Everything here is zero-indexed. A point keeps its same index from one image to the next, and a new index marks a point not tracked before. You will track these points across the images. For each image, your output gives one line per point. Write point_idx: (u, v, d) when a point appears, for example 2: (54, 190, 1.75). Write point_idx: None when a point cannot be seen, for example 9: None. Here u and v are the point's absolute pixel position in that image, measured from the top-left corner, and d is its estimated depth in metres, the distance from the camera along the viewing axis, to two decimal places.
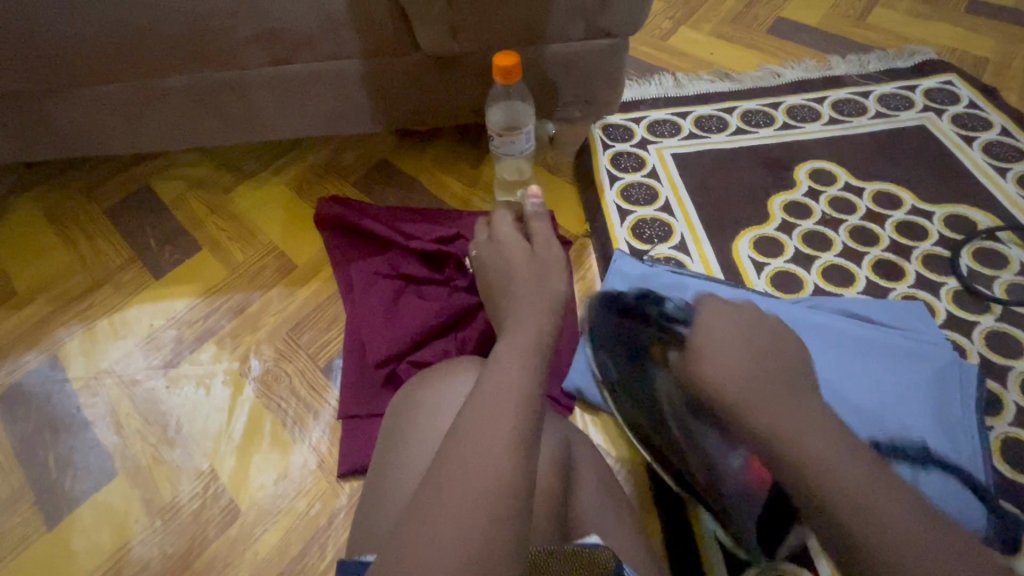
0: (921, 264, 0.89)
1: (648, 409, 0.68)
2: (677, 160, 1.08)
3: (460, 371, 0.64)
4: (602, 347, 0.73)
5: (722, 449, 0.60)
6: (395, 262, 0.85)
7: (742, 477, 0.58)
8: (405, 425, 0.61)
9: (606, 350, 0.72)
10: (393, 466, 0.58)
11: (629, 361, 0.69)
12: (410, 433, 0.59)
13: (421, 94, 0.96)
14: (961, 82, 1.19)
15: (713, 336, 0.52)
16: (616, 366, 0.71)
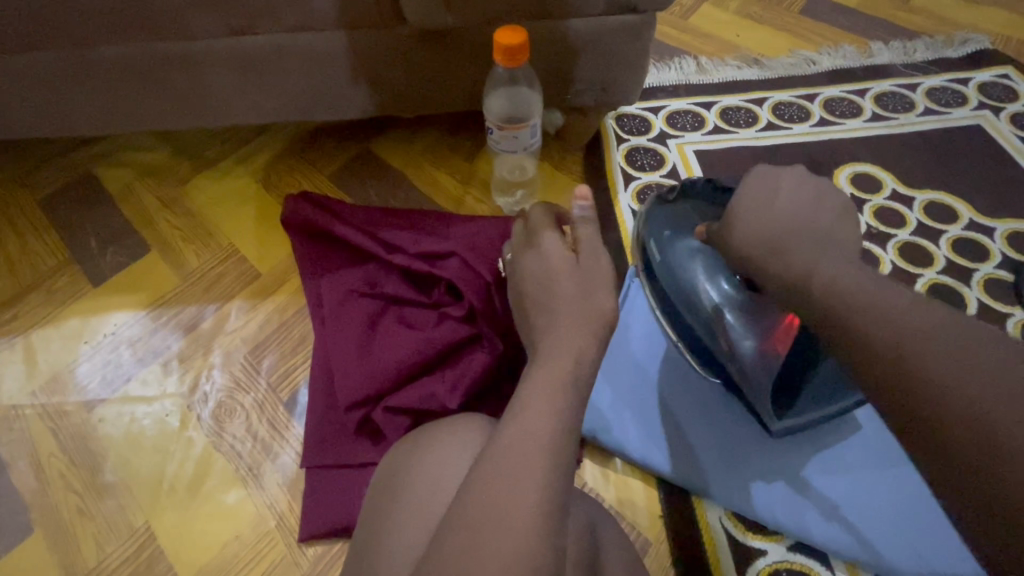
0: (983, 290, 0.78)
1: (690, 298, 0.62)
2: (701, 159, 0.95)
3: (448, 428, 0.51)
4: (653, 235, 0.64)
5: (741, 328, 0.58)
6: (375, 278, 0.71)
7: (762, 351, 0.57)
8: (376, 501, 0.49)
9: (655, 234, 0.64)
10: (359, 556, 0.46)
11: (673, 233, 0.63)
12: (381, 514, 0.47)
13: (408, 75, 0.81)
14: (1019, 76, 1.06)
15: (753, 202, 0.49)
16: (666, 250, 0.63)
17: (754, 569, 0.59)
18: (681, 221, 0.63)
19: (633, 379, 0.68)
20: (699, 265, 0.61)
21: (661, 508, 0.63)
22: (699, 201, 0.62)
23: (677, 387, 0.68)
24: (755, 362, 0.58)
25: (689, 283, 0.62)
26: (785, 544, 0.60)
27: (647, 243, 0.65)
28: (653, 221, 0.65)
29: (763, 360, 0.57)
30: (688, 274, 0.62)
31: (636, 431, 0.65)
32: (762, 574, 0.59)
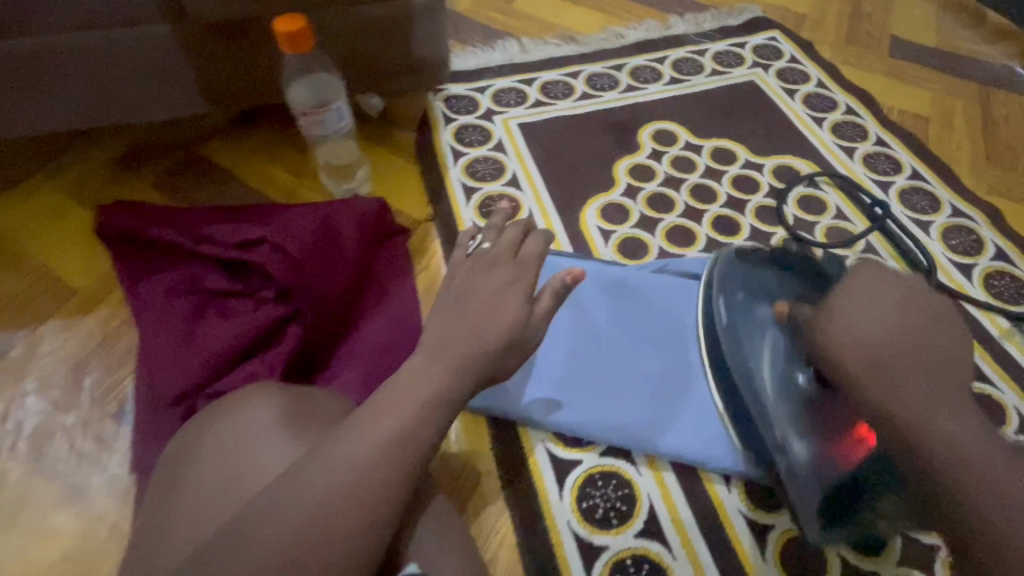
0: (755, 217, 0.92)
1: (752, 387, 0.62)
2: (524, 131, 1.03)
3: (257, 399, 0.54)
4: (726, 293, 0.66)
5: (824, 424, 0.58)
6: (192, 275, 0.70)
7: (825, 450, 0.57)
8: (181, 479, 0.50)
9: (729, 296, 0.66)
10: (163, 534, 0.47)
11: (749, 295, 0.66)
12: (184, 491, 0.49)
13: (208, 71, 0.80)
14: (784, 37, 1.25)
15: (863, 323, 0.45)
16: (742, 312, 0.65)
17: (572, 475, 0.66)
18: (760, 280, 0.67)
19: (592, 348, 0.71)
20: (790, 364, 0.60)
21: (488, 443, 0.68)
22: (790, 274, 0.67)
23: (625, 376, 0.69)
24: (807, 470, 0.58)
25: (761, 357, 0.62)
26: (597, 451, 0.67)
27: (717, 299, 0.66)
28: (727, 267, 0.68)
29: (814, 467, 0.58)
30: (755, 355, 0.62)
31: None
32: (580, 479, 0.66)
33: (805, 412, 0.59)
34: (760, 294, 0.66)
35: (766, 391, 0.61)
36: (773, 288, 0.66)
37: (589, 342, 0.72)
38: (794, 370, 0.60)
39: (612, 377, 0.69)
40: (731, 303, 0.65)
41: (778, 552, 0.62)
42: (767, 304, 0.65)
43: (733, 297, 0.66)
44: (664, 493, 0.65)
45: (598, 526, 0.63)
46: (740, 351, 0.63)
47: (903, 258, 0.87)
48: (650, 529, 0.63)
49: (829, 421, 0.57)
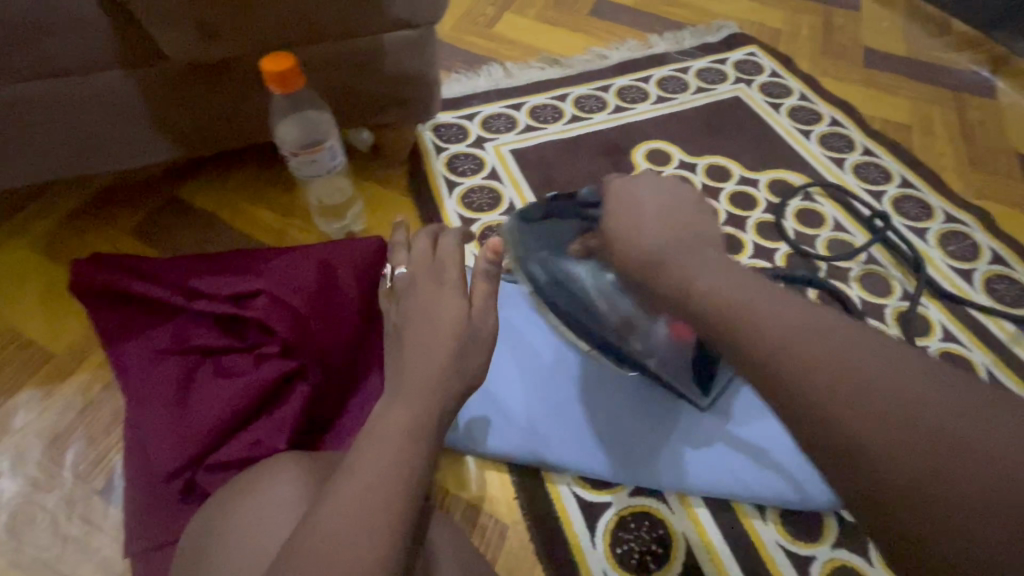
0: (757, 233, 0.91)
1: (591, 319, 0.62)
2: (517, 157, 1.01)
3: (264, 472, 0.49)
4: (534, 257, 0.61)
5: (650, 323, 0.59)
6: (181, 331, 0.66)
7: (671, 344, 0.61)
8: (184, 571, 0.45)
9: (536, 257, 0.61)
10: None
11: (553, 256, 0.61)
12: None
13: (187, 113, 0.76)
14: (762, 52, 1.27)
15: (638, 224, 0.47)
16: (556, 280, 0.62)
17: (604, 519, 0.62)
18: (548, 234, 0.60)
19: (550, 384, 0.69)
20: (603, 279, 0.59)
21: (513, 492, 0.64)
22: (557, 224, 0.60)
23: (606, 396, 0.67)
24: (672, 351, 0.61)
25: (584, 302, 0.61)
26: (626, 491, 0.64)
27: (527, 266, 0.62)
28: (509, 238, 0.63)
29: (673, 350, 0.61)
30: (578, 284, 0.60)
31: (477, 425, 0.66)
32: (612, 523, 0.62)
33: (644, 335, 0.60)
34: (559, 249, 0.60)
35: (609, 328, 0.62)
36: (554, 241, 0.60)
37: (545, 378, 0.69)
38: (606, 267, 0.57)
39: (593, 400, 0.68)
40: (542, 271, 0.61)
41: None
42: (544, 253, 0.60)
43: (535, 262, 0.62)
44: (701, 533, 0.62)
45: (636, 573, 0.60)
46: (573, 311, 0.63)
47: (906, 268, 0.87)
48: (690, 573, 0.60)
49: (642, 330, 0.60)
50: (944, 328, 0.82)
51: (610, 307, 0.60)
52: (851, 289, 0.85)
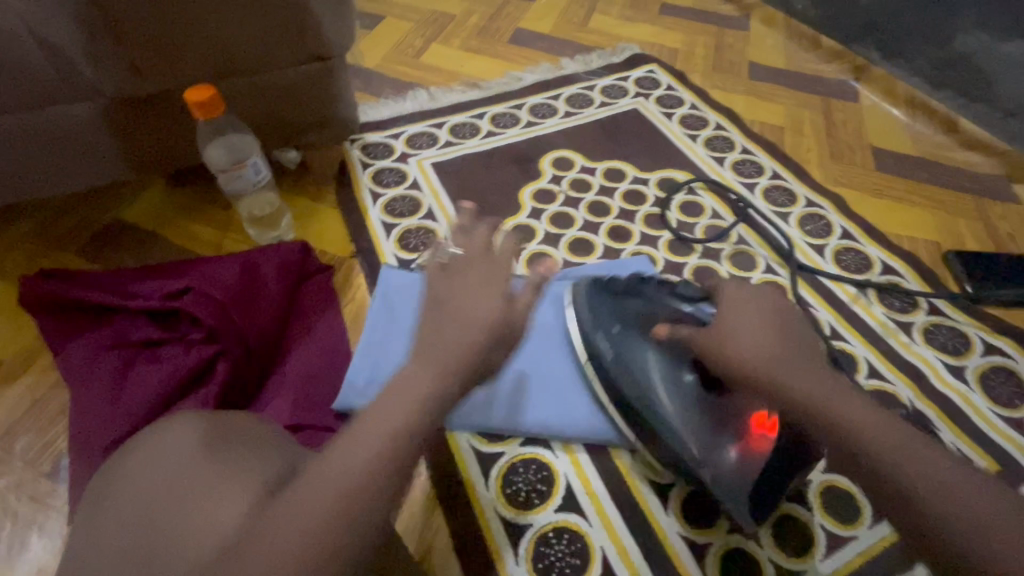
0: (644, 223, 1.05)
1: (642, 388, 0.66)
2: (437, 169, 1.13)
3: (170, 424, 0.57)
4: (603, 328, 0.71)
5: (719, 430, 0.61)
6: (121, 328, 0.75)
7: (740, 458, 0.60)
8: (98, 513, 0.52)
9: (606, 329, 0.71)
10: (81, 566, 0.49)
11: (624, 331, 0.69)
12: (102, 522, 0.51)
13: (127, 141, 0.87)
14: (660, 69, 1.44)
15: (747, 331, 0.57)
16: (619, 347, 0.69)
17: (496, 466, 0.73)
18: (628, 309, 0.70)
19: (551, 385, 0.77)
20: (670, 372, 0.65)
21: None
22: (644, 302, 0.69)
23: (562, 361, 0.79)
24: (733, 471, 0.60)
25: (642, 373, 0.66)
26: (517, 442, 0.75)
27: (596, 337, 0.72)
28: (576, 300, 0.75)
29: (738, 470, 0.60)
30: (641, 369, 0.66)
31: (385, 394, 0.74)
32: (504, 468, 0.73)
33: (697, 423, 0.63)
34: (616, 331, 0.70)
35: (664, 404, 0.65)
36: (636, 321, 0.69)
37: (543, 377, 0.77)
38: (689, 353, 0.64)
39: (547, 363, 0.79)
40: (609, 345, 0.70)
41: (680, 505, 0.70)
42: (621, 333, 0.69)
43: (608, 330, 0.70)
44: (581, 474, 0.72)
45: (522, 507, 0.70)
46: (629, 376, 0.68)
47: (768, 245, 1.01)
48: (567, 503, 0.70)
49: (723, 425, 0.61)
50: (801, 295, 0.94)
51: (674, 383, 0.64)
52: (721, 266, 0.98)
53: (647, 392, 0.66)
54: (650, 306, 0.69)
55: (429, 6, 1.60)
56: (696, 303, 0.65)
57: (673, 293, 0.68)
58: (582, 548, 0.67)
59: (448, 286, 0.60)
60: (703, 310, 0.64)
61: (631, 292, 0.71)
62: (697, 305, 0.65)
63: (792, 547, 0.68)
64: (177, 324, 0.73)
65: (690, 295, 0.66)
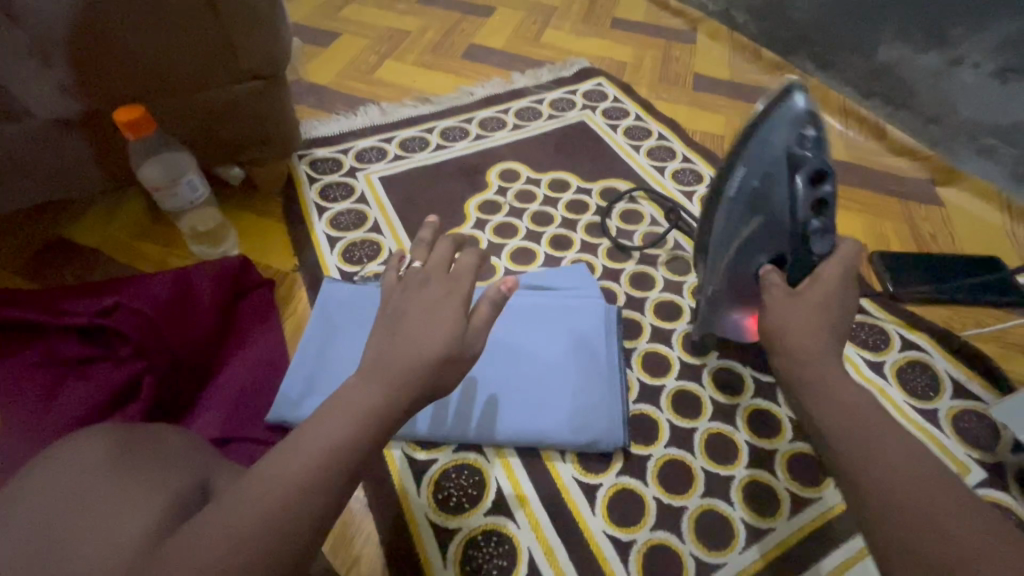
0: (585, 232, 1.08)
1: (720, 242, 0.71)
2: (385, 182, 1.15)
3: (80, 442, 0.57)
4: (749, 175, 0.66)
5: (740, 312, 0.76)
6: (50, 346, 0.75)
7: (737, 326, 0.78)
8: None
9: (749, 176, 0.66)
10: None
11: (753, 208, 0.67)
12: None
13: (60, 161, 0.87)
14: (608, 82, 1.48)
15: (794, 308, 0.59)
16: (739, 198, 0.68)
17: (429, 472, 0.74)
18: (769, 192, 0.66)
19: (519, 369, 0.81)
20: (750, 252, 0.69)
21: None
22: (784, 198, 0.65)
23: (497, 365, 0.81)
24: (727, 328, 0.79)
25: (732, 236, 0.69)
26: (451, 448, 0.76)
27: (739, 172, 0.67)
28: (772, 130, 0.65)
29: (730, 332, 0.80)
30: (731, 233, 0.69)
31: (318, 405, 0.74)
32: (436, 473, 0.74)
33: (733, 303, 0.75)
34: (758, 196, 0.66)
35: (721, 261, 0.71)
36: (779, 212, 0.66)
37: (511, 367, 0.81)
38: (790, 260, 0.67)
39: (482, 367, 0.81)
40: (745, 214, 0.68)
41: (606, 505, 0.72)
42: (760, 194, 0.66)
43: (760, 202, 0.66)
44: (512, 478, 0.74)
45: (452, 512, 0.71)
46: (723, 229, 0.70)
47: None
48: (497, 507, 0.72)
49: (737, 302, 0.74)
50: None
51: (739, 261, 0.69)
52: (658, 272, 1.00)
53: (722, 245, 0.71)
54: (796, 216, 0.65)
55: (384, 24, 1.63)
56: (812, 249, 0.65)
57: (805, 219, 0.65)
58: (510, 550, 0.69)
59: (401, 298, 0.56)
60: (811, 259, 0.66)
61: (795, 179, 0.64)
62: (806, 256, 0.66)
63: (714, 542, 0.70)
64: (108, 341, 0.74)
65: (821, 241, 0.65)
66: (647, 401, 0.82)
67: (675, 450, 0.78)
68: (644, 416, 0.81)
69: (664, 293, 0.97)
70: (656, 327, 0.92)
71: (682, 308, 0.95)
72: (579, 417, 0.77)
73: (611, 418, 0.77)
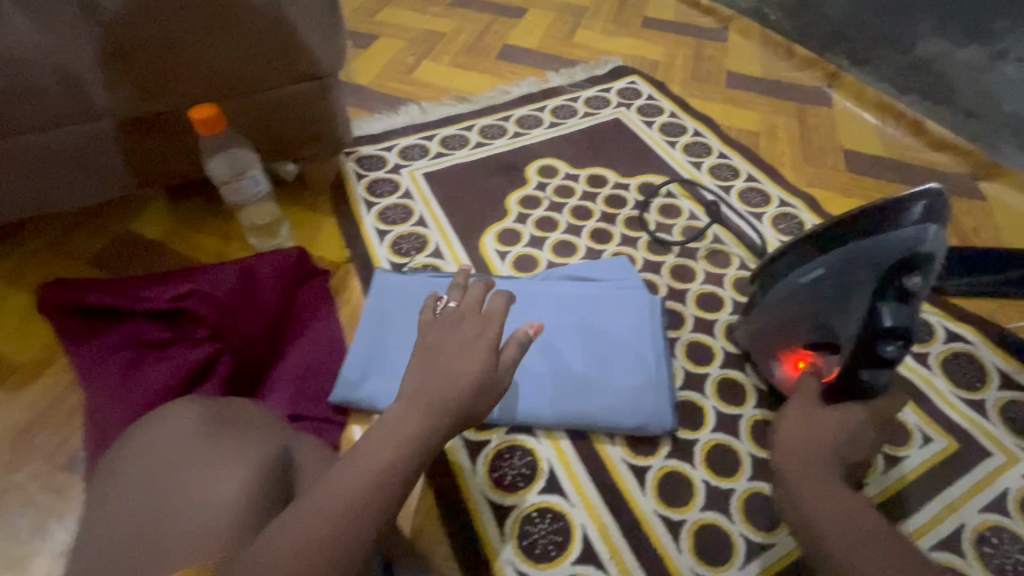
0: (625, 226, 1.10)
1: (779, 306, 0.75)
2: (428, 179, 1.19)
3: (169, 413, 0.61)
4: (826, 275, 0.67)
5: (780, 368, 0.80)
6: (130, 330, 0.80)
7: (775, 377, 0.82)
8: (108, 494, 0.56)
9: (825, 274, 0.66)
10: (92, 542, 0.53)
11: (822, 299, 0.68)
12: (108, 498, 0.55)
13: (134, 156, 0.92)
14: (641, 80, 1.50)
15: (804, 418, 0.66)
16: (807, 285, 0.69)
17: (484, 452, 0.77)
18: (842, 300, 0.66)
19: (556, 354, 0.85)
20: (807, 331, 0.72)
21: None
22: (856, 318, 0.65)
23: (539, 349, 0.85)
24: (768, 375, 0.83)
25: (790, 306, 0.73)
26: (503, 430, 0.79)
27: (818, 266, 0.67)
28: (878, 250, 0.62)
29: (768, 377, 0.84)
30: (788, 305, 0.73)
31: (379, 387, 0.78)
32: (490, 453, 0.77)
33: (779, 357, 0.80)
34: (831, 295, 0.67)
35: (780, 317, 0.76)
36: (846, 318, 0.67)
37: (548, 350, 0.85)
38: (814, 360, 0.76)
39: (525, 353, 0.84)
40: (811, 301, 0.69)
41: (655, 485, 0.75)
42: (837, 309, 0.67)
43: (832, 300, 0.67)
44: (563, 459, 0.77)
45: (507, 490, 0.74)
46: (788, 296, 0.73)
47: (742, 243, 1.06)
48: (549, 485, 0.74)
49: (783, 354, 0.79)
50: None
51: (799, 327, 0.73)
52: (698, 264, 1.03)
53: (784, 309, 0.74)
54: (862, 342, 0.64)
55: (419, 26, 1.67)
56: (864, 376, 0.66)
57: (868, 353, 0.64)
58: (564, 526, 0.71)
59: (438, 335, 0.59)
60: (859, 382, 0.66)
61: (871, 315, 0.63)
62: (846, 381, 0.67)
63: (765, 523, 0.72)
64: (184, 325, 0.79)
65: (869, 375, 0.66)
66: (692, 388, 0.84)
67: (722, 435, 0.79)
68: (689, 403, 0.83)
69: (705, 285, 0.99)
70: (698, 317, 0.94)
71: (724, 299, 0.97)
72: (626, 402, 0.80)
73: (659, 403, 0.80)
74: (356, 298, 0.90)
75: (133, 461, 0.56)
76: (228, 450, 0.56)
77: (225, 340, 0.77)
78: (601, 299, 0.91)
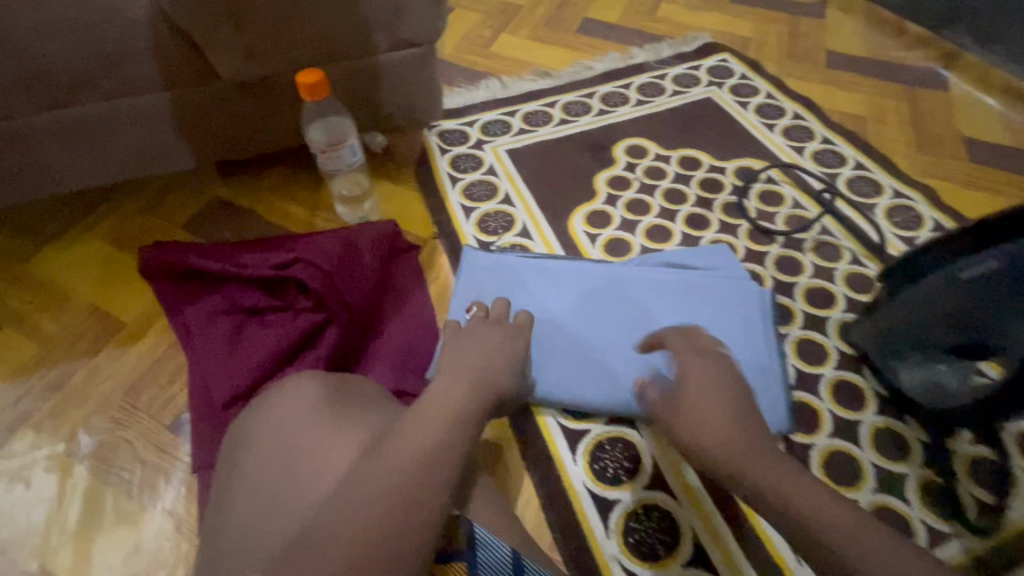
0: (722, 212, 1.04)
1: (927, 303, 0.67)
2: (511, 155, 1.15)
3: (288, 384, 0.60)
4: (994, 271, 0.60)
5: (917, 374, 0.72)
6: (232, 296, 0.80)
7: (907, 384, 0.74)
8: (233, 460, 0.56)
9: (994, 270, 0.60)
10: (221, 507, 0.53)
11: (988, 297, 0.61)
12: (235, 465, 0.55)
13: (236, 121, 0.92)
14: (733, 58, 1.41)
15: None
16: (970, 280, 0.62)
17: (584, 442, 0.74)
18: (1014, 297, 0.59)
19: None
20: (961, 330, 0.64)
21: (509, 427, 0.76)
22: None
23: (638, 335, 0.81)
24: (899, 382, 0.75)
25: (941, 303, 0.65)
26: (604, 420, 0.76)
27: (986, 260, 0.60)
28: None
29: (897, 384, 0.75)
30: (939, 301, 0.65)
31: None
32: (591, 444, 0.74)
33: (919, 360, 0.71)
34: (999, 291, 0.60)
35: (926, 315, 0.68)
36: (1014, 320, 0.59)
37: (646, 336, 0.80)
38: (947, 381, 0.69)
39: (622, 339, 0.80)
40: (972, 297, 0.62)
41: None
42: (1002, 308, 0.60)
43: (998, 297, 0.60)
44: (669, 455, 0.73)
45: (610, 483, 0.71)
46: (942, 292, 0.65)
47: (854, 237, 0.98)
48: (655, 482, 0.71)
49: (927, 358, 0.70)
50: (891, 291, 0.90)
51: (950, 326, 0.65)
52: (805, 256, 0.95)
53: (932, 306, 0.67)
54: None
55: None
56: None
57: None
58: (673, 525, 0.68)
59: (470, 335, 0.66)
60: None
61: None
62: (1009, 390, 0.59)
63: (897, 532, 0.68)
64: (287, 293, 0.78)
65: None
66: (806, 389, 0.79)
67: (842, 442, 0.75)
68: (802, 405, 0.78)
69: (814, 280, 0.92)
70: (808, 314, 0.88)
71: (836, 295, 0.90)
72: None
73: (773, 402, 0.75)
74: (447, 274, 0.88)
75: (261, 430, 0.56)
76: (351, 424, 0.54)
77: (327, 309, 0.76)
78: (705, 285, 0.85)
